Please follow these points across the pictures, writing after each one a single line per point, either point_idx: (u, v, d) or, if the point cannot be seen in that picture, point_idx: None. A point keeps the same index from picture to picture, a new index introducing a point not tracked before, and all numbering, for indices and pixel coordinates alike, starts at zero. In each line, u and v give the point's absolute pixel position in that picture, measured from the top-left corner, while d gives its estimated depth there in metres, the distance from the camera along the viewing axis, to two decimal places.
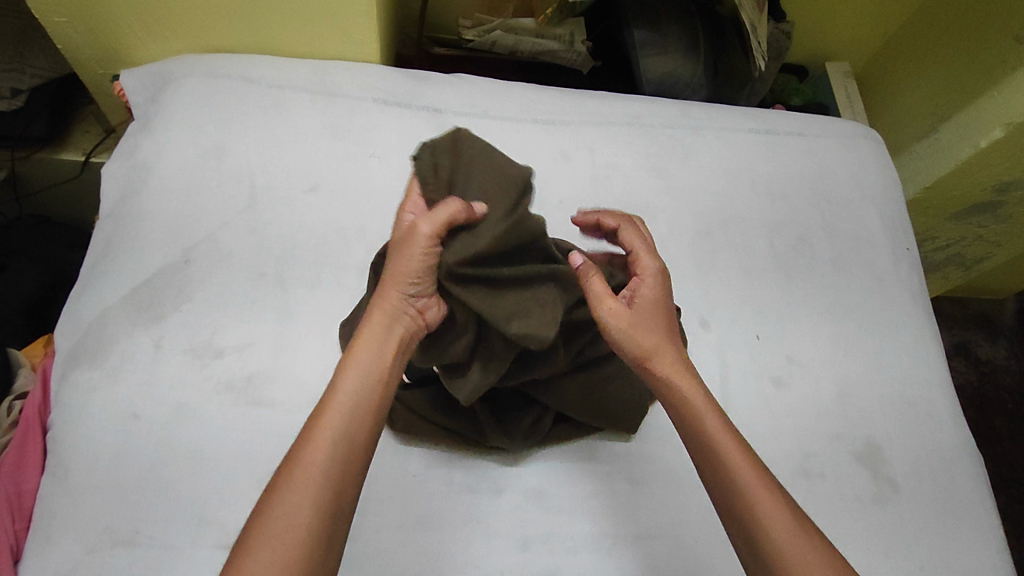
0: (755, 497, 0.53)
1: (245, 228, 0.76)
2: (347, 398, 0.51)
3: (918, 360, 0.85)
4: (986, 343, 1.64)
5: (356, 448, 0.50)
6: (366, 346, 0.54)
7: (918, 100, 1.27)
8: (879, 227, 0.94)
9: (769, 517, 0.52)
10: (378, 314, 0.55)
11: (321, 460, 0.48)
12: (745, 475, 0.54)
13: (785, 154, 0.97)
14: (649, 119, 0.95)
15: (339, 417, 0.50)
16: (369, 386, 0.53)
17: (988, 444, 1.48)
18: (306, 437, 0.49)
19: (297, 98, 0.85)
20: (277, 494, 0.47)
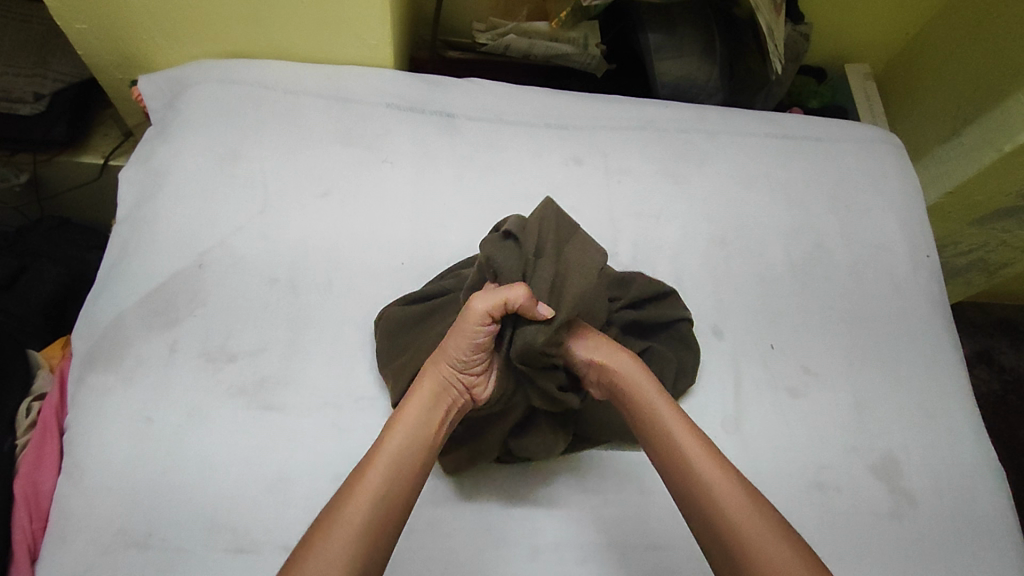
0: (711, 484, 0.54)
1: (258, 233, 0.77)
2: (391, 464, 0.53)
3: (938, 370, 0.83)
4: (1010, 351, 1.60)
5: (391, 516, 0.51)
6: (412, 413, 0.57)
7: (941, 103, 1.24)
8: (899, 235, 0.92)
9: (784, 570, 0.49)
10: (428, 382, 0.58)
11: (361, 521, 0.49)
12: (703, 468, 0.55)
13: (801, 159, 0.95)
14: (663, 124, 0.94)
15: (380, 480, 0.52)
16: (413, 454, 0.55)
17: (1010, 455, 1.45)
18: (347, 497, 0.51)
19: (310, 103, 0.86)
20: (312, 552, 0.47)
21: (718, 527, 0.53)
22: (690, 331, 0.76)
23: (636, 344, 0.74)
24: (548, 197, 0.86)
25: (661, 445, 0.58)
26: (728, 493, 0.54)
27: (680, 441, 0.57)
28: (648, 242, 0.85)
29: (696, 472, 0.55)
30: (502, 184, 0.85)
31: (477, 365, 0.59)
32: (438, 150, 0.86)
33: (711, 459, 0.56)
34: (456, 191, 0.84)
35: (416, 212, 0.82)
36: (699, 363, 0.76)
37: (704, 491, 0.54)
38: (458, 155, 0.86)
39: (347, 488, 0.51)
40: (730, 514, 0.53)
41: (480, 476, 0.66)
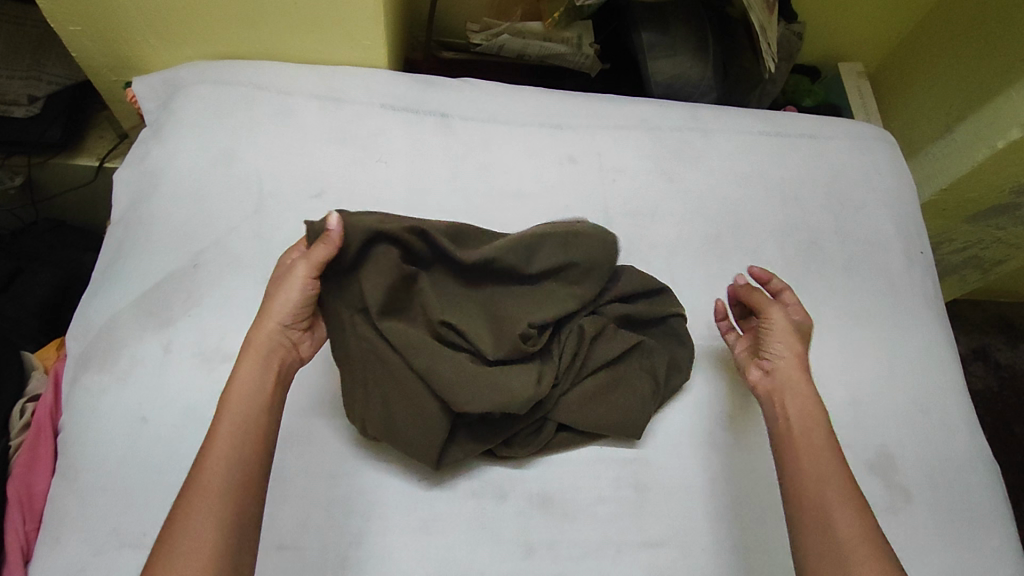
0: (832, 495, 0.59)
1: (253, 233, 0.77)
2: (231, 437, 0.54)
3: (932, 365, 0.84)
4: (1006, 348, 1.61)
5: (247, 481, 0.52)
6: (243, 384, 0.57)
7: (933, 100, 1.25)
8: (893, 231, 0.93)
9: (841, 522, 0.57)
10: (252, 354, 0.59)
11: (213, 494, 0.51)
12: (824, 477, 0.60)
13: (794, 157, 0.96)
14: (657, 122, 0.95)
15: (222, 455, 0.53)
16: (252, 422, 0.55)
17: (1007, 451, 1.45)
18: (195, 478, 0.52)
19: (305, 103, 0.86)
20: (174, 536, 0.49)
21: (807, 497, 0.59)
22: (682, 327, 0.76)
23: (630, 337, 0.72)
24: (542, 195, 0.86)
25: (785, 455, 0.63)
26: (852, 512, 0.57)
27: (815, 461, 0.61)
28: (643, 240, 0.85)
29: (817, 483, 0.60)
30: (496, 182, 0.86)
31: (302, 317, 0.62)
32: (431, 149, 0.86)
33: (837, 477, 0.60)
34: (450, 190, 0.84)
35: (410, 211, 0.82)
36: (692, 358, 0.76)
37: (828, 497, 0.58)
38: (452, 155, 0.86)
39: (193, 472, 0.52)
40: (844, 533, 0.56)
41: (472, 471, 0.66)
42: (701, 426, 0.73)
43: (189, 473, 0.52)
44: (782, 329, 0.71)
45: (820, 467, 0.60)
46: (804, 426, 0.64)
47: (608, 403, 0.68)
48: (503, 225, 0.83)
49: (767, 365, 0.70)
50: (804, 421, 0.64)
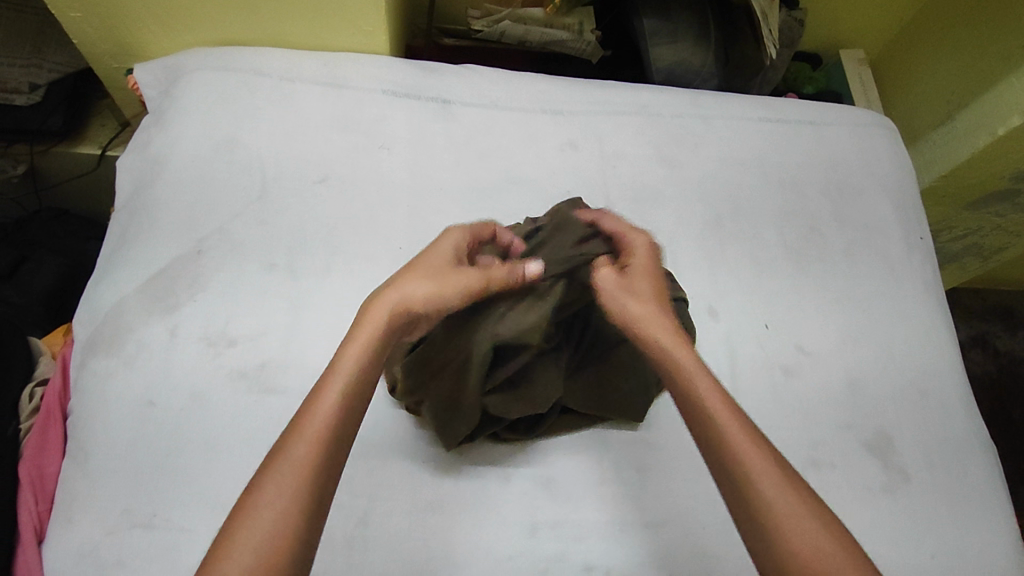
0: (751, 462, 0.49)
1: (257, 220, 0.77)
2: (320, 439, 0.48)
3: (931, 349, 0.84)
4: (1005, 335, 1.62)
5: (322, 492, 0.47)
6: (342, 376, 0.51)
7: (933, 87, 1.25)
8: (892, 217, 0.93)
9: (765, 482, 0.48)
10: (360, 339, 0.53)
11: (288, 504, 0.45)
12: (736, 432, 0.51)
13: (795, 143, 0.96)
14: (658, 109, 0.95)
15: (304, 458, 0.47)
16: (340, 424, 0.49)
17: (1006, 438, 1.46)
18: (265, 477, 0.46)
19: (307, 90, 0.86)
20: (234, 546, 0.43)
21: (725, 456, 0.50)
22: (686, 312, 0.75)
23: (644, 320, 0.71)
24: (544, 181, 0.86)
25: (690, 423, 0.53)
26: (774, 480, 0.49)
27: (719, 430, 0.51)
28: (644, 226, 0.86)
29: (731, 452, 0.50)
30: (498, 169, 0.86)
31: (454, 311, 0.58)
32: (434, 135, 0.86)
33: (750, 441, 0.51)
34: (452, 177, 0.84)
35: (413, 197, 0.82)
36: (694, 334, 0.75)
37: (744, 467, 0.49)
38: (454, 141, 0.87)
39: (267, 467, 0.46)
40: (775, 508, 0.48)
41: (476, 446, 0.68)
42: None
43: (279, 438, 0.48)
44: (648, 266, 0.61)
45: (726, 434, 0.51)
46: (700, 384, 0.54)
47: (615, 387, 0.68)
48: (506, 211, 0.84)
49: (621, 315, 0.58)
50: (698, 378, 0.54)
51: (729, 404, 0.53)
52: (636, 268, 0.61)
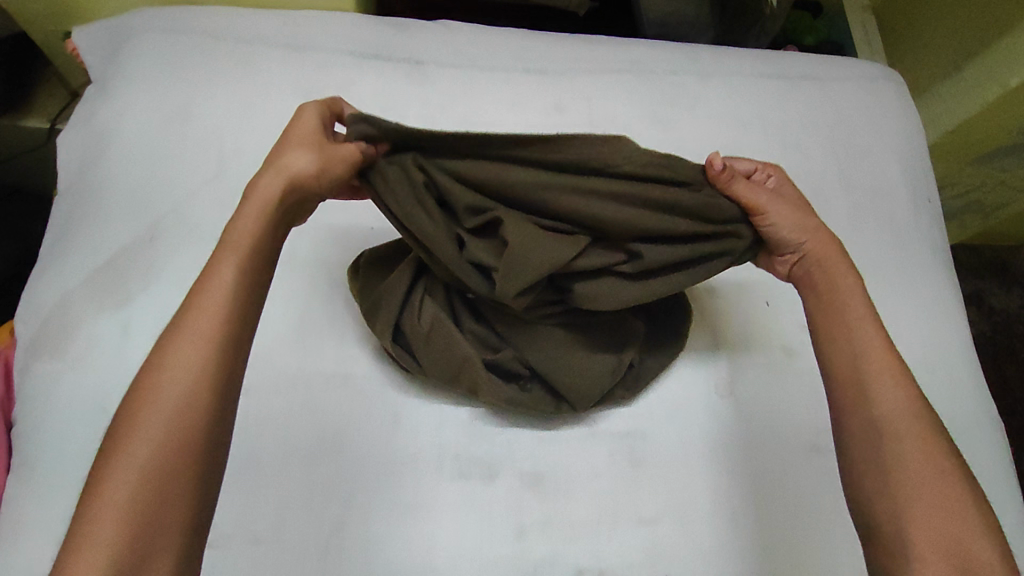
0: (916, 458, 0.50)
1: (215, 200, 0.70)
2: (189, 361, 0.41)
3: (936, 321, 0.81)
4: (1000, 292, 1.59)
5: (201, 425, 0.41)
6: (218, 288, 0.43)
7: (941, 36, 1.18)
8: (900, 179, 0.87)
9: (931, 481, 0.49)
10: (234, 250, 0.45)
11: (156, 430, 0.40)
12: (907, 425, 0.52)
13: (798, 100, 0.89)
14: (651, 66, 0.88)
15: (176, 380, 0.41)
16: (212, 343, 0.42)
17: (998, 396, 1.45)
18: (137, 402, 0.41)
19: (265, 52, 0.78)
20: (113, 470, 0.39)
21: (883, 443, 0.51)
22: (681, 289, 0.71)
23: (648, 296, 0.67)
24: None
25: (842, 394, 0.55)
26: (919, 446, 0.51)
27: (876, 393, 0.53)
28: None
29: (883, 419, 0.52)
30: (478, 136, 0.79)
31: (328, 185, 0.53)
32: (407, 100, 0.79)
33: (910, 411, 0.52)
34: None
35: None
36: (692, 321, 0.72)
37: (894, 435, 0.51)
38: (430, 107, 0.79)
39: (140, 385, 0.41)
40: (920, 491, 0.49)
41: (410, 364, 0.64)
42: (698, 396, 0.70)
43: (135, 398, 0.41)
44: (795, 198, 0.62)
45: (884, 396, 0.53)
46: (871, 353, 0.55)
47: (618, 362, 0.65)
48: None
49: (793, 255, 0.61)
50: (870, 342, 0.56)
51: (902, 390, 0.53)
52: (788, 197, 0.62)
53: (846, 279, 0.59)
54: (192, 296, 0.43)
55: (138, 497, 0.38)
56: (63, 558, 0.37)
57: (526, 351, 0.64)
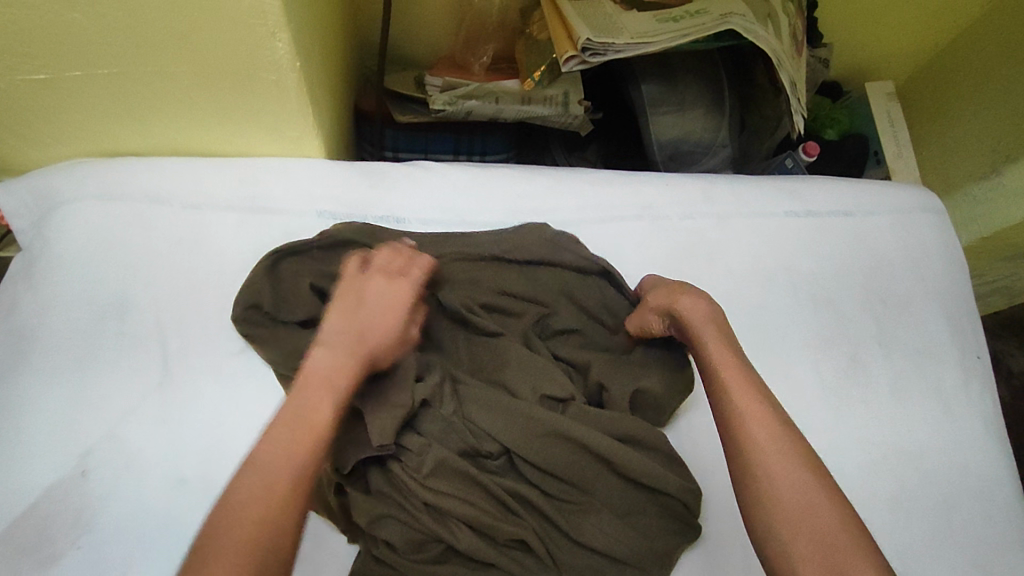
0: (772, 466, 0.50)
1: (159, 417, 0.61)
2: (288, 473, 0.46)
3: (982, 502, 0.72)
4: (1019, 352, 1.50)
5: (283, 516, 0.44)
6: (307, 416, 0.49)
7: (973, 129, 1.07)
8: (944, 334, 0.78)
9: (789, 486, 0.49)
10: (332, 386, 0.51)
11: (252, 534, 0.43)
12: (774, 441, 0.51)
13: (827, 244, 0.79)
14: (665, 210, 0.76)
15: (268, 489, 0.44)
16: (308, 459, 0.47)
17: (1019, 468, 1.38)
18: (233, 510, 0.43)
19: (220, 219, 0.68)
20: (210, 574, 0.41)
21: (746, 460, 0.51)
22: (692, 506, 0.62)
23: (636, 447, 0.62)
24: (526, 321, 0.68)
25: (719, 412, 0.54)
26: (782, 461, 0.50)
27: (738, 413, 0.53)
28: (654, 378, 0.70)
29: (748, 452, 0.51)
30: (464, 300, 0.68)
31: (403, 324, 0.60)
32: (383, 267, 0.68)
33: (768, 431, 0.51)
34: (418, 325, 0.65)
35: None
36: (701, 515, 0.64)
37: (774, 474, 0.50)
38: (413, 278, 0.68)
39: (233, 498, 0.44)
40: (788, 502, 0.48)
41: (371, 515, 0.57)
42: None
43: (212, 513, 0.44)
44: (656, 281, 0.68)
45: (756, 436, 0.51)
46: (727, 372, 0.56)
47: (619, 532, 0.59)
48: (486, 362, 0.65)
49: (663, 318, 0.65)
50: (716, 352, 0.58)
51: (758, 396, 0.54)
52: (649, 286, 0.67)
53: (716, 335, 0.60)
54: (291, 416, 0.48)
55: None
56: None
57: (511, 505, 0.59)
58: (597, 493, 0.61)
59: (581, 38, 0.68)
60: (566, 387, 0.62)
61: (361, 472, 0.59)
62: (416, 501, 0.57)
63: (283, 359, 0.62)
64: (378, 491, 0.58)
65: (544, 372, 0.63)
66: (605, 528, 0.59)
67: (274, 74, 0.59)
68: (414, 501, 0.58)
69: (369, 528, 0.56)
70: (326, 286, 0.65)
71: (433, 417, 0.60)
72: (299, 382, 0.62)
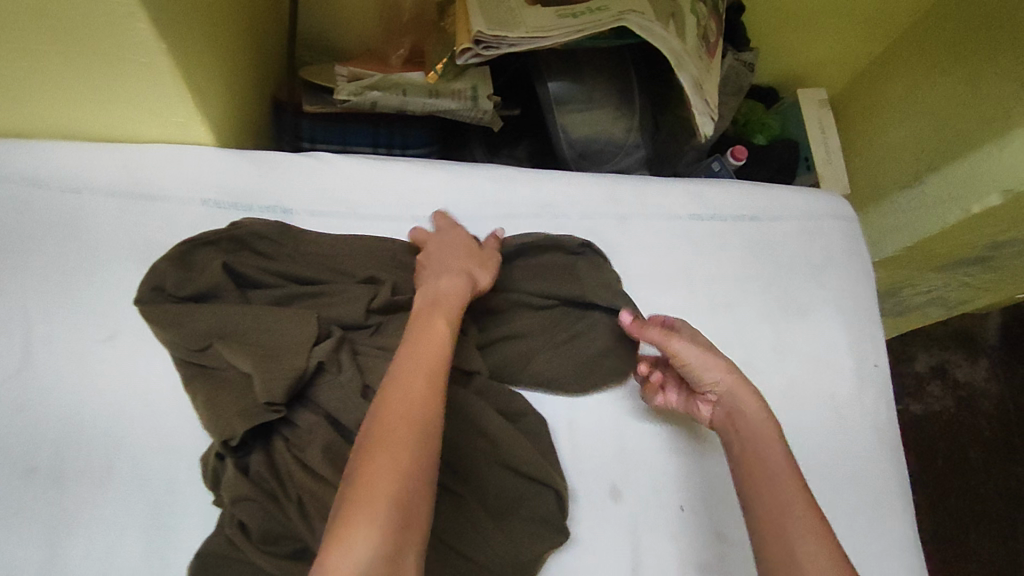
0: (790, 490, 0.55)
1: (17, 404, 0.59)
2: (425, 383, 0.48)
3: (867, 509, 0.73)
4: (967, 363, 1.48)
5: (434, 403, 0.48)
6: (436, 329, 0.53)
7: (901, 138, 1.07)
8: (841, 340, 0.78)
9: (805, 514, 0.53)
10: (440, 310, 0.56)
11: (404, 432, 0.45)
12: (782, 471, 0.56)
13: (729, 249, 0.78)
14: (564, 210, 0.76)
15: (412, 395, 0.47)
16: (441, 370, 0.50)
17: (956, 478, 1.38)
18: (382, 416, 0.46)
19: (96, 203, 0.65)
20: (373, 468, 0.43)
21: (768, 481, 0.56)
22: (552, 509, 0.63)
23: (513, 453, 0.63)
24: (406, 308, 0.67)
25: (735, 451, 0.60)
26: (795, 492, 0.55)
27: (760, 451, 0.58)
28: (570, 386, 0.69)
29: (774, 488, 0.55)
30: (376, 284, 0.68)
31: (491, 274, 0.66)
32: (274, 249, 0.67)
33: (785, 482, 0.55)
34: (311, 307, 0.64)
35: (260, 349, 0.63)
36: (573, 516, 0.65)
37: (785, 501, 0.54)
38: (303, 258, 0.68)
39: (379, 408, 0.47)
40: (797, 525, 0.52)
41: (237, 495, 0.56)
42: None
43: (370, 408, 0.47)
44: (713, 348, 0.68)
45: (773, 460, 0.57)
46: (748, 403, 0.62)
47: (490, 539, 0.60)
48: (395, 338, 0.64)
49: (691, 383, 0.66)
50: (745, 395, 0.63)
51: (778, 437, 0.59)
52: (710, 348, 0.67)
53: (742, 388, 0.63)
54: (415, 341, 0.52)
55: (415, 487, 0.43)
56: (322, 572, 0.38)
57: None
58: (472, 487, 0.62)
59: (474, 30, 0.67)
60: (476, 360, 0.65)
61: (249, 447, 0.58)
62: (291, 486, 0.56)
63: (182, 338, 0.61)
64: (255, 474, 0.57)
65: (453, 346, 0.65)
66: (482, 526, 0.60)
67: (141, 54, 0.55)
68: (290, 493, 0.57)
69: (236, 507, 0.55)
70: (233, 266, 0.64)
71: (330, 385, 0.60)
72: (201, 363, 0.61)
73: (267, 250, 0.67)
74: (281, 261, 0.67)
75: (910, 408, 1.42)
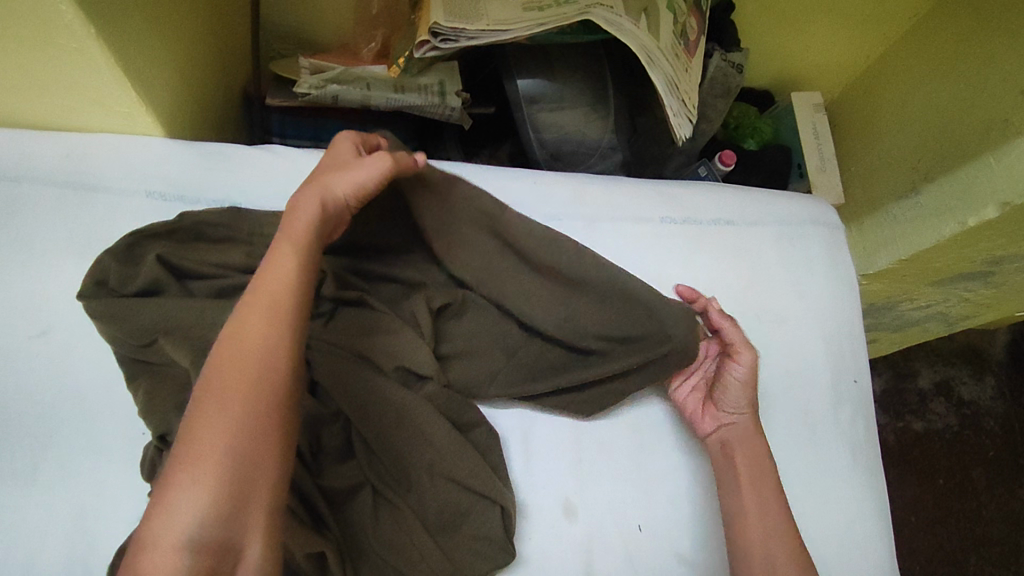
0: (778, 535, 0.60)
1: None
2: (262, 341, 0.46)
3: (839, 533, 0.69)
4: (971, 380, 1.42)
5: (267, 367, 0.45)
6: (281, 274, 0.49)
7: (896, 146, 1.02)
8: (820, 354, 0.74)
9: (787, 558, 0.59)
10: (293, 242, 0.51)
11: (233, 398, 0.44)
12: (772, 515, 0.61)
13: (702, 256, 0.75)
14: (529, 211, 0.72)
15: (243, 362, 0.45)
16: (284, 324, 0.47)
17: (957, 500, 1.32)
18: (209, 381, 0.44)
19: (36, 193, 0.63)
20: (199, 434, 0.42)
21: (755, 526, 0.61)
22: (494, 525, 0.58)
23: (457, 463, 0.59)
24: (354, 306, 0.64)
25: (738, 473, 0.63)
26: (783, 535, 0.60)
27: (753, 484, 0.63)
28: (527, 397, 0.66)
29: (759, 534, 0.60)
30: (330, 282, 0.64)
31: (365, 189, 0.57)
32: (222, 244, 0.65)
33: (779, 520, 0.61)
34: None
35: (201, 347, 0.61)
36: (520, 536, 0.61)
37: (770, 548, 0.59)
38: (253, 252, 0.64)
39: (210, 369, 0.45)
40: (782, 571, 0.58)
41: None
42: None
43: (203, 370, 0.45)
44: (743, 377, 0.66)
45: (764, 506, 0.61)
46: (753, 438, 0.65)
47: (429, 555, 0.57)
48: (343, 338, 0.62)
49: (724, 415, 0.66)
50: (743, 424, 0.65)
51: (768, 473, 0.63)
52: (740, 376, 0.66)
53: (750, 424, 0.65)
54: (253, 290, 0.48)
55: (240, 456, 0.42)
56: (142, 539, 0.39)
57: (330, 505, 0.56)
58: (413, 499, 0.58)
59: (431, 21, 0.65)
60: (428, 365, 0.61)
61: None
62: None
63: (122, 332, 0.58)
64: None
65: (405, 348, 0.61)
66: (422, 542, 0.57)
67: (72, 43, 0.52)
68: None
69: None
70: (173, 257, 0.61)
71: None
72: (144, 360, 0.59)
73: (217, 242, 0.64)
74: (227, 250, 0.64)
75: (910, 426, 1.37)
